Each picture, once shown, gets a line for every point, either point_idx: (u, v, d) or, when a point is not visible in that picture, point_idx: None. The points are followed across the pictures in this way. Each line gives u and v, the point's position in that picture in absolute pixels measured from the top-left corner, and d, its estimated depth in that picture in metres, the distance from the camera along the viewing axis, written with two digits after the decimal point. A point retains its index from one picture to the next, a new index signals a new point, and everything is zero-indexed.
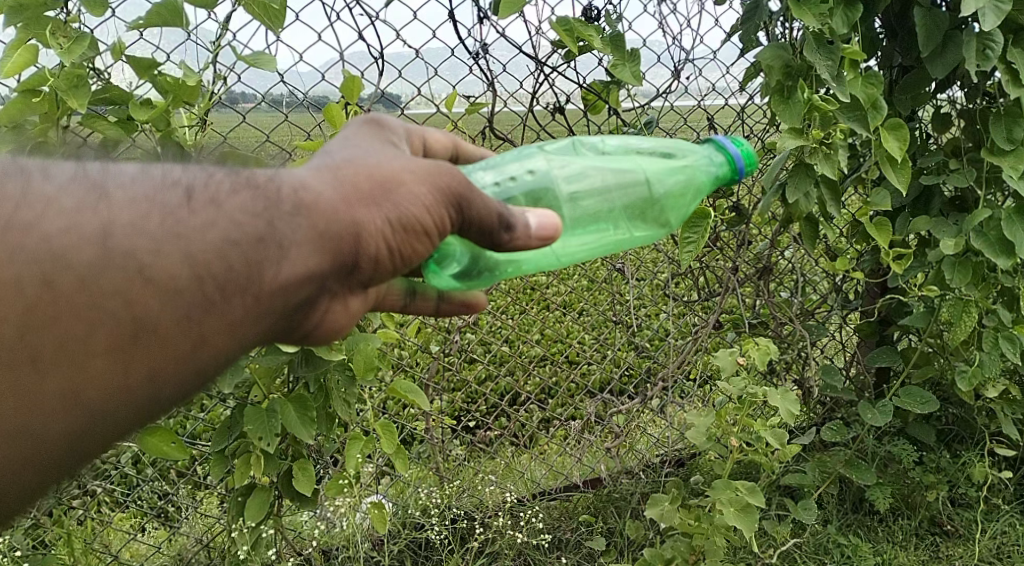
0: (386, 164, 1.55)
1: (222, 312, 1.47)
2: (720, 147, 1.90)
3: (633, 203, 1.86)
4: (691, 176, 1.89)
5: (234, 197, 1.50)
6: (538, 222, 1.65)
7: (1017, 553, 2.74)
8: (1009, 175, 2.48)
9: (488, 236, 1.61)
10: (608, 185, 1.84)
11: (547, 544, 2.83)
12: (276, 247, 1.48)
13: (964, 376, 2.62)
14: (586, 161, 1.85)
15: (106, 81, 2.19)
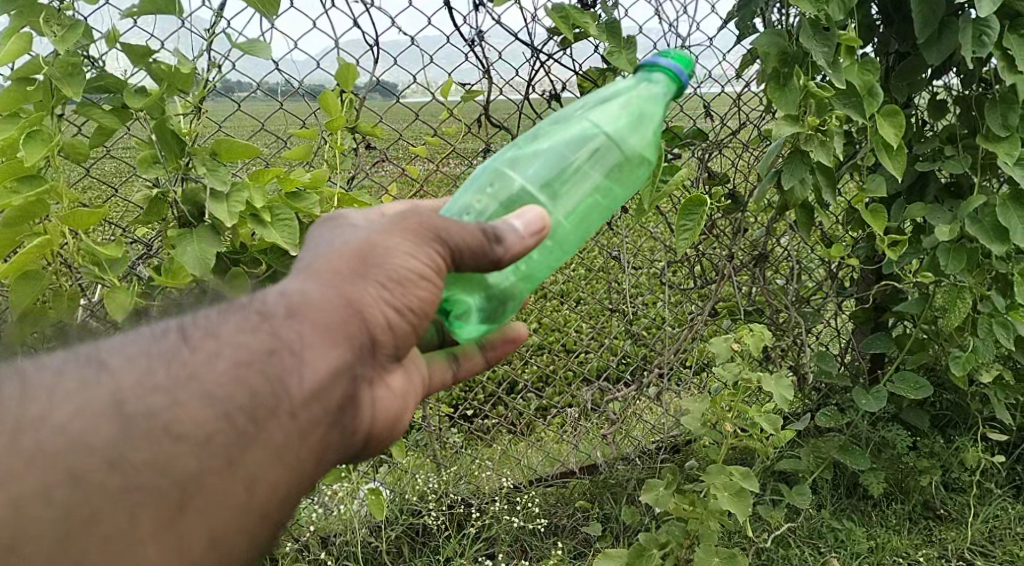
0: (360, 240, 1.58)
1: (264, 441, 1.45)
2: (654, 67, 1.83)
3: (607, 160, 1.79)
4: (645, 106, 1.81)
5: (227, 325, 1.50)
6: (523, 224, 1.64)
7: (1008, 536, 2.77)
8: (1003, 161, 2.50)
9: (483, 256, 1.60)
10: (575, 160, 1.77)
11: (543, 530, 2.85)
12: (290, 353, 1.47)
13: (958, 360, 2.64)
14: (542, 152, 1.78)
15: (100, 69, 2.17)
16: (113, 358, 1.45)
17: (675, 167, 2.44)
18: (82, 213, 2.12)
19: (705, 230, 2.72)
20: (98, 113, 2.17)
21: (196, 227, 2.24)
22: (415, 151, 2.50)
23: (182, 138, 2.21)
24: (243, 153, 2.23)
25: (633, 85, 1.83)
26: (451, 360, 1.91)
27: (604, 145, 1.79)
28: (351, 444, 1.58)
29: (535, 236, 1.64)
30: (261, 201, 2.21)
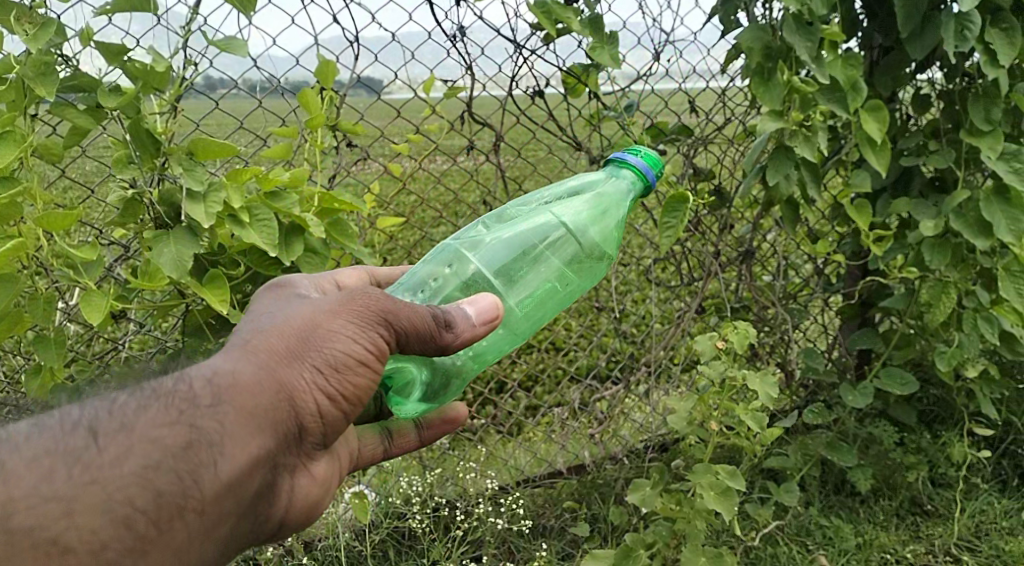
0: (300, 318, 1.59)
1: (167, 540, 1.42)
2: (622, 163, 1.91)
3: (564, 251, 1.89)
4: (608, 202, 1.91)
5: (146, 414, 1.46)
6: (476, 310, 1.68)
7: (994, 531, 2.77)
8: (987, 155, 2.50)
9: (430, 341, 1.63)
10: (535, 248, 1.88)
11: (530, 531, 2.82)
12: (209, 446, 1.46)
13: (943, 356, 2.64)
14: (503, 237, 1.88)
15: (74, 68, 2.12)
16: (10, 458, 1.39)
17: (659, 163, 2.41)
18: (57, 214, 2.04)
19: (691, 226, 2.71)
20: (74, 113, 2.12)
21: (174, 228, 2.18)
22: (398, 149, 2.45)
23: (157, 136, 2.15)
24: (221, 153, 2.14)
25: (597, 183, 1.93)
26: (385, 436, 1.95)
27: (563, 236, 1.89)
28: (265, 532, 1.59)
29: (488, 323, 1.68)
30: (239, 202, 2.16)
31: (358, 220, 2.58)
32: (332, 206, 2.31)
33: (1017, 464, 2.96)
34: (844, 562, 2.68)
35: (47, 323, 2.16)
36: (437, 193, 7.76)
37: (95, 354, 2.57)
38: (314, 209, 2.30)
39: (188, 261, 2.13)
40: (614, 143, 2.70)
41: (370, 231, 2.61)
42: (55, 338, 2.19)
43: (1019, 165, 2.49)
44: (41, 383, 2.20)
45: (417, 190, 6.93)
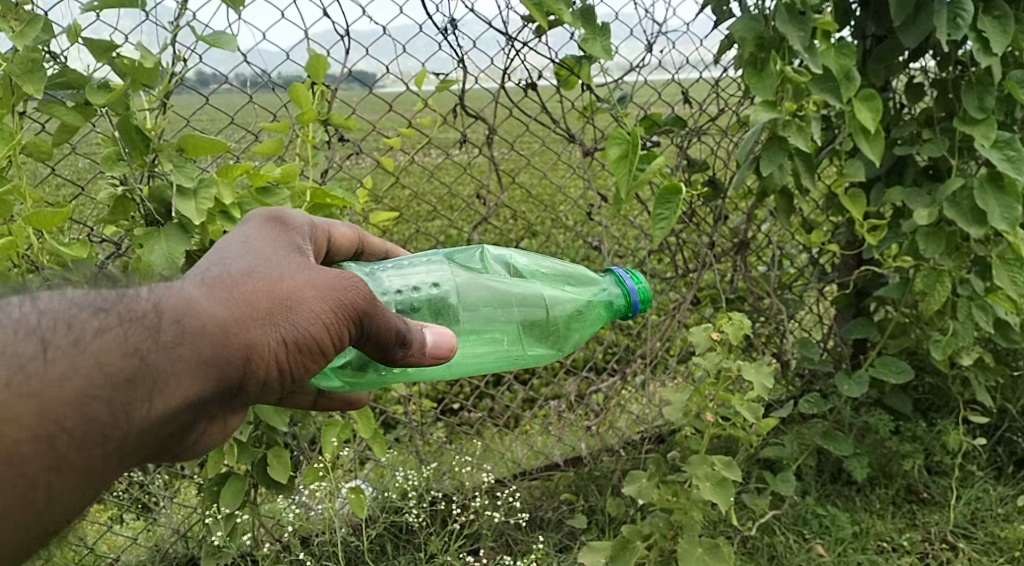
0: (286, 281, 1.54)
1: (77, 462, 1.39)
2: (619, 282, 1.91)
3: (527, 326, 1.90)
4: (585, 309, 1.92)
5: (108, 334, 1.42)
6: (437, 339, 1.63)
7: (990, 518, 2.78)
8: (980, 143, 2.49)
9: (384, 350, 1.60)
10: (509, 304, 1.88)
11: (528, 524, 2.81)
12: (155, 381, 1.43)
13: (938, 344, 2.64)
14: (490, 280, 1.88)
15: (63, 65, 2.10)
16: None
17: (653, 155, 2.40)
18: (47, 213, 2.02)
19: (685, 217, 2.70)
20: (61, 110, 2.09)
21: (164, 225, 2.16)
22: (389, 143, 2.42)
23: (147, 133, 2.14)
24: (209, 149, 2.12)
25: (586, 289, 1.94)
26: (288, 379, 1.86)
27: (537, 309, 1.90)
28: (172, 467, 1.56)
29: (435, 357, 1.63)
30: (230, 197, 2.12)
31: (351, 215, 2.56)
32: (324, 201, 2.28)
33: (1012, 451, 2.97)
34: (840, 550, 2.68)
35: None
36: (430, 186, 7.75)
37: None
38: (306, 205, 2.27)
39: (179, 259, 2.10)
40: (608, 135, 2.70)
41: (364, 226, 2.59)
42: None
43: (1012, 153, 2.48)
44: None
45: (410, 184, 6.92)
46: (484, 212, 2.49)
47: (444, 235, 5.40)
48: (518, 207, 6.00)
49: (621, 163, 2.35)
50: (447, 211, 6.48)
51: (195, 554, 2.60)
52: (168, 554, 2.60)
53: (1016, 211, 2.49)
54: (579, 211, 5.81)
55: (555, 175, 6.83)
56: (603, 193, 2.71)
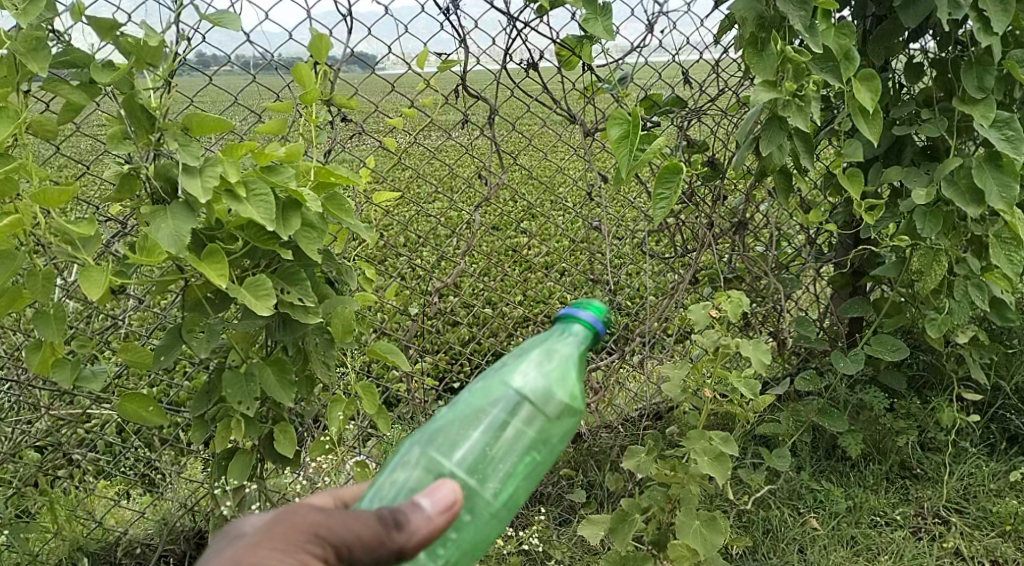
0: (238, 541, 1.53)
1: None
2: (569, 320, 1.79)
3: (530, 421, 1.77)
4: (565, 360, 1.79)
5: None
6: (432, 504, 1.57)
7: (982, 493, 2.83)
8: (979, 123, 2.51)
9: (377, 547, 1.52)
10: (496, 426, 1.76)
11: (528, 498, 2.87)
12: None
13: (933, 323, 2.68)
14: (455, 416, 1.75)
15: (67, 44, 2.12)
16: None
17: (653, 136, 2.43)
18: (54, 190, 2.03)
19: (685, 197, 2.73)
20: (66, 88, 2.11)
21: (170, 203, 2.15)
22: (392, 124, 2.41)
23: (151, 111, 2.14)
24: (215, 128, 2.15)
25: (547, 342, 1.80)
26: None
27: (514, 401, 1.76)
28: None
29: (444, 515, 1.56)
30: (235, 175, 2.12)
31: (354, 195, 2.60)
32: (328, 180, 2.30)
33: (1004, 428, 3.02)
34: (834, 524, 2.74)
35: (47, 298, 2.15)
36: (433, 164, 7.79)
37: (98, 332, 2.61)
38: (310, 183, 2.28)
39: (186, 236, 2.09)
40: (608, 115, 2.72)
41: (366, 206, 2.62)
42: (56, 313, 2.16)
43: (1010, 133, 2.50)
44: (42, 358, 2.18)
45: (413, 163, 6.95)
46: (486, 192, 2.52)
47: (446, 216, 5.45)
48: (521, 188, 6.04)
49: (621, 143, 2.37)
50: (449, 190, 6.53)
51: (202, 527, 2.66)
52: (176, 528, 2.64)
53: (1013, 190, 2.51)
54: (579, 191, 5.86)
55: (557, 154, 6.87)
56: (604, 173, 2.74)
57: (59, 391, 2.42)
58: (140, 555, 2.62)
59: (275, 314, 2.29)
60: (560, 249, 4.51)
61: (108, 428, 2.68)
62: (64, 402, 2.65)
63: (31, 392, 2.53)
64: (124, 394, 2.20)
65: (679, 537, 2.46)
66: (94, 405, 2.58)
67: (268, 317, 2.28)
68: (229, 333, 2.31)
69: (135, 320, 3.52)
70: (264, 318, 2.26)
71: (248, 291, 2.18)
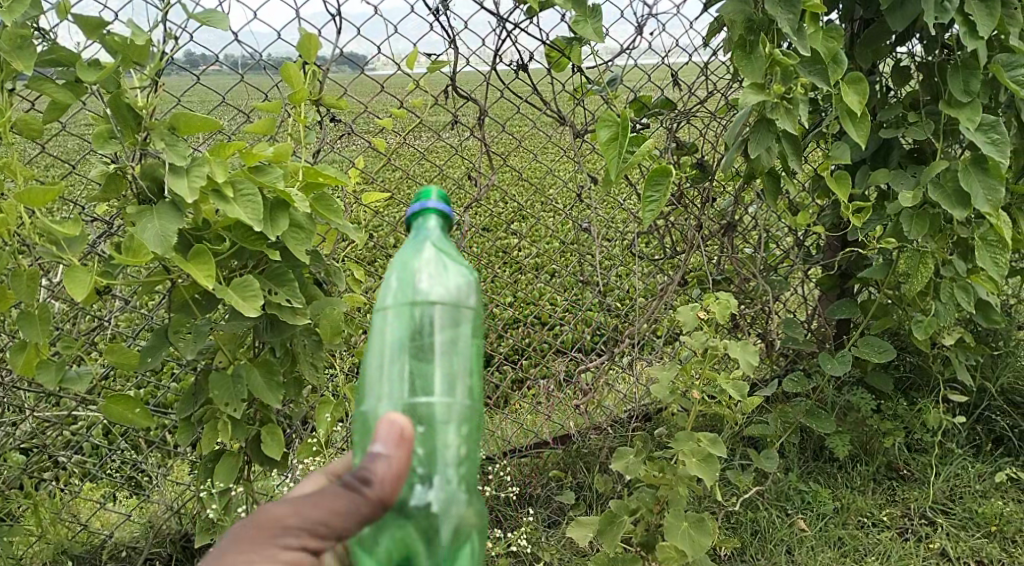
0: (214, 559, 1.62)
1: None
2: (423, 214, 1.73)
3: (455, 321, 1.66)
4: (443, 247, 1.73)
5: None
6: (380, 449, 1.57)
7: (968, 494, 2.85)
8: (965, 126, 2.53)
9: (350, 515, 1.58)
10: (427, 346, 1.64)
11: (517, 499, 2.87)
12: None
13: (919, 325, 2.70)
14: (383, 357, 1.65)
15: (52, 42, 2.10)
16: None
17: (641, 138, 2.43)
18: (38, 190, 2.00)
19: (674, 199, 2.74)
20: (51, 87, 2.09)
21: (157, 203, 2.13)
22: (382, 124, 2.40)
23: (138, 110, 2.12)
24: (202, 127, 2.13)
25: (418, 242, 1.71)
26: None
27: (427, 311, 1.66)
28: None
29: (402, 447, 1.58)
30: (223, 175, 2.10)
31: (343, 196, 2.59)
32: (316, 180, 2.28)
33: (990, 429, 3.04)
34: (822, 525, 2.75)
35: (32, 300, 2.12)
36: (421, 165, 7.80)
37: (84, 332, 2.59)
38: (298, 184, 2.26)
39: (173, 236, 2.07)
40: (597, 117, 2.72)
41: (355, 207, 2.61)
42: (41, 314, 2.14)
43: (996, 137, 2.52)
44: (26, 360, 2.16)
45: (401, 164, 6.95)
46: (476, 194, 2.51)
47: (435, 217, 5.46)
48: (510, 189, 6.05)
49: (610, 145, 2.37)
50: (436, 190, 6.54)
51: (189, 530, 2.63)
52: (162, 531, 2.62)
53: (999, 193, 2.53)
54: (567, 192, 5.87)
55: (545, 155, 6.88)
56: (593, 175, 2.74)
57: (44, 392, 2.40)
58: (125, 558, 2.59)
59: (263, 316, 2.27)
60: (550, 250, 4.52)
61: (94, 430, 2.66)
62: (49, 403, 2.62)
63: (15, 393, 2.50)
64: (110, 396, 2.17)
65: (667, 538, 2.45)
66: (80, 406, 2.55)
67: (256, 319, 2.26)
68: (216, 335, 2.29)
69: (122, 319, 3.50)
70: (252, 319, 2.24)
71: (235, 292, 2.17)
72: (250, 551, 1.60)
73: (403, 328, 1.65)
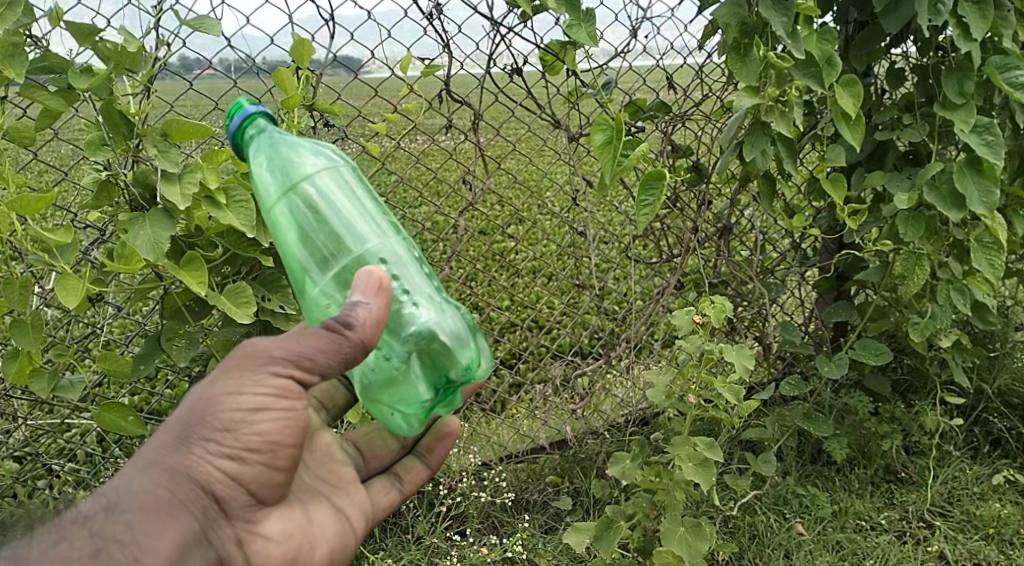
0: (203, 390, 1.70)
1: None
2: (251, 118, 1.82)
3: (339, 178, 1.88)
4: (283, 133, 1.87)
5: (42, 550, 1.61)
6: (359, 291, 1.71)
7: (966, 497, 2.84)
8: (959, 128, 2.52)
9: (337, 350, 1.69)
10: (337, 211, 1.86)
11: (513, 505, 2.85)
12: (123, 548, 1.60)
13: (917, 327, 2.70)
14: (304, 245, 1.84)
15: (44, 49, 2.07)
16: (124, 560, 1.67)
17: (636, 142, 2.42)
18: (30, 198, 1.98)
19: (670, 202, 2.74)
20: (43, 94, 2.08)
21: (150, 210, 2.12)
22: (376, 128, 2.40)
23: (130, 117, 2.11)
24: (196, 134, 2.10)
25: (263, 142, 1.84)
26: (394, 480, 2.03)
27: (314, 185, 1.85)
28: (282, 542, 1.78)
29: (382, 293, 1.71)
30: (215, 181, 2.08)
31: None
32: None
33: (987, 431, 3.04)
34: (820, 529, 2.74)
35: (24, 308, 2.10)
36: (416, 170, 7.80)
37: (77, 339, 2.58)
38: None
39: (165, 243, 2.06)
40: (592, 120, 2.71)
41: None
42: (33, 322, 2.12)
43: (991, 139, 2.51)
44: (19, 368, 2.13)
45: (395, 169, 6.95)
46: (471, 198, 2.50)
47: (430, 221, 5.47)
48: (505, 193, 6.06)
49: (605, 149, 2.36)
50: (432, 195, 6.54)
51: None
52: None
53: (994, 195, 2.52)
54: (564, 195, 5.88)
55: (541, 159, 6.89)
56: (588, 178, 2.73)
57: (37, 400, 2.38)
58: None
59: (257, 322, 2.25)
60: (546, 254, 4.51)
61: (87, 437, 2.65)
62: (41, 411, 2.60)
63: (7, 402, 2.48)
64: (101, 403, 2.15)
65: (664, 544, 2.43)
66: (72, 414, 2.53)
67: (250, 324, 2.24)
68: (209, 341, 2.28)
69: (115, 326, 3.48)
70: (246, 324, 2.23)
71: (228, 298, 2.15)
72: (239, 376, 1.70)
73: (308, 211, 1.84)
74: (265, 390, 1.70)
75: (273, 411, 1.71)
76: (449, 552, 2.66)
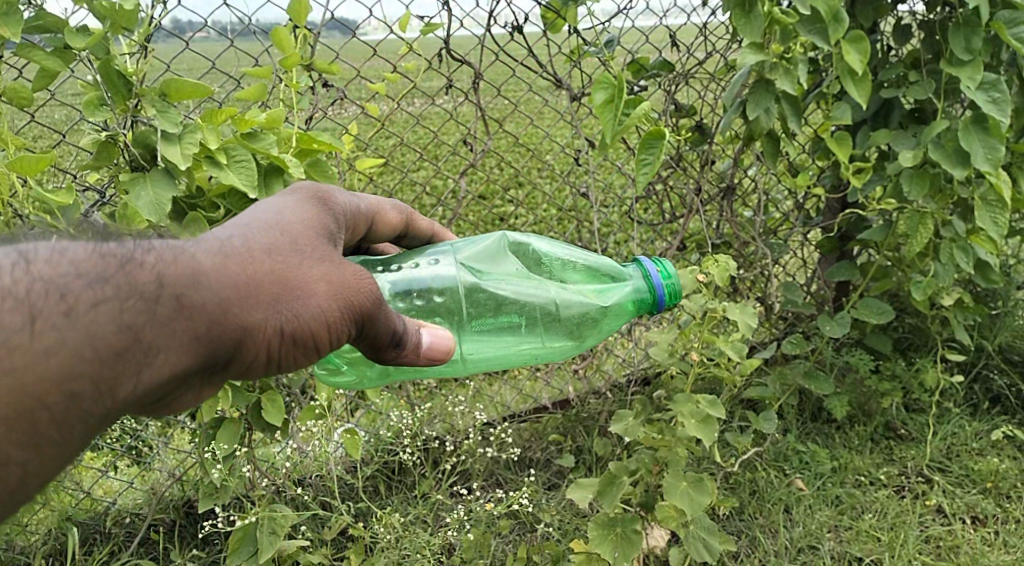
0: (309, 272, 1.45)
1: (49, 437, 1.32)
2: (641, 264, 1.92)
3: (537, 322, 1.90)
4: (606, 293, 1.93)
5: (82, 288, 1.33)
6: (432, 340, 1.60)
7: (965, 452, 2.87)
8: (966, 85, 2.48)
9: (375, 350, 1.55)
10: (505, 298, 1.88)
11: (517, 463, 2.90)
12: (138, 355, 1.35)
13: (919, 286, 2.70)
14: (488, 272, 1.90)
15: (39, 9, 2.05)
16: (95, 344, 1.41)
17: (639, 100, 2.39)
18: (30, 158, 1.96)
19: (672, 161, 2.73)
20: (40, 54, 2.04)
21: (151, 171, 2.11)
22: (376, 88, 2.38)
23: (128, 77, 2.08)
24: (194, 93, 2.06)
25: (602, 289, 1.94)
26: None
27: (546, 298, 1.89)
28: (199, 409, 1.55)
29: (424, 362, 1.61)
30: (215, 142, 2.07)
31: (338, 164, 2.56)
32: (311, 147, 2.22)
33: (987, 388, 3.06)
34: (819, 484, 2.78)
35: None
36: (415, 130, 7.78)
37: None
38: (293, 150, 2.21)
39: (166, 204, 2.05)
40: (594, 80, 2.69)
41: (350, 173, 2.59)
42: None
43: (997, 96, 2.48)
44: None
45: (393, 129, 6.92)
46: (472, 160, 2.49)
47: (430, 185, 5.47)
48: (506, 154, 6.04)
49: (607, 108, 2.34)
50: (432, 156, 6.53)
51: (191, 496, 2.68)
52: (164, 498, 2.67)
53: (999, 151, 2.50)
54: (564, 155, 5.86)
55: (541, 117, 6.87)
56: (590, 139, 2.72)
57: None
58: (129, 524, 2.67)
59: None
60: (546, 218, 4.53)
61: None
62: None
63: None
64: None
65: (667, 498, 2.45)
66: None
67: None
68: None
69: None
70: None
71: None
72: (336, 298, 1.47)
73: (528, 282, 1.90)
74: (334, 334, 1.48)
75: (320, 350, 1.48)
76: (454, 507, 2.71)
